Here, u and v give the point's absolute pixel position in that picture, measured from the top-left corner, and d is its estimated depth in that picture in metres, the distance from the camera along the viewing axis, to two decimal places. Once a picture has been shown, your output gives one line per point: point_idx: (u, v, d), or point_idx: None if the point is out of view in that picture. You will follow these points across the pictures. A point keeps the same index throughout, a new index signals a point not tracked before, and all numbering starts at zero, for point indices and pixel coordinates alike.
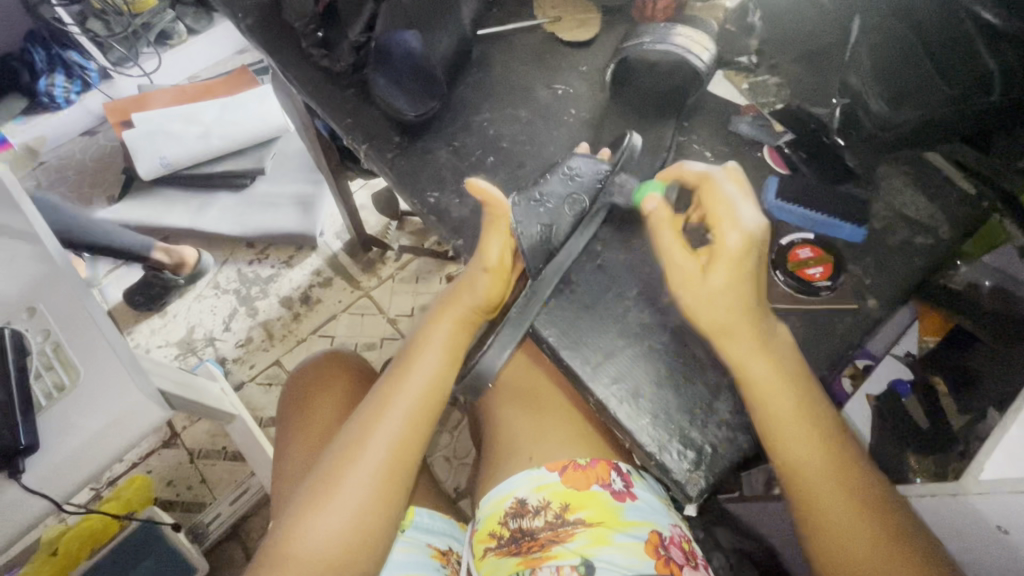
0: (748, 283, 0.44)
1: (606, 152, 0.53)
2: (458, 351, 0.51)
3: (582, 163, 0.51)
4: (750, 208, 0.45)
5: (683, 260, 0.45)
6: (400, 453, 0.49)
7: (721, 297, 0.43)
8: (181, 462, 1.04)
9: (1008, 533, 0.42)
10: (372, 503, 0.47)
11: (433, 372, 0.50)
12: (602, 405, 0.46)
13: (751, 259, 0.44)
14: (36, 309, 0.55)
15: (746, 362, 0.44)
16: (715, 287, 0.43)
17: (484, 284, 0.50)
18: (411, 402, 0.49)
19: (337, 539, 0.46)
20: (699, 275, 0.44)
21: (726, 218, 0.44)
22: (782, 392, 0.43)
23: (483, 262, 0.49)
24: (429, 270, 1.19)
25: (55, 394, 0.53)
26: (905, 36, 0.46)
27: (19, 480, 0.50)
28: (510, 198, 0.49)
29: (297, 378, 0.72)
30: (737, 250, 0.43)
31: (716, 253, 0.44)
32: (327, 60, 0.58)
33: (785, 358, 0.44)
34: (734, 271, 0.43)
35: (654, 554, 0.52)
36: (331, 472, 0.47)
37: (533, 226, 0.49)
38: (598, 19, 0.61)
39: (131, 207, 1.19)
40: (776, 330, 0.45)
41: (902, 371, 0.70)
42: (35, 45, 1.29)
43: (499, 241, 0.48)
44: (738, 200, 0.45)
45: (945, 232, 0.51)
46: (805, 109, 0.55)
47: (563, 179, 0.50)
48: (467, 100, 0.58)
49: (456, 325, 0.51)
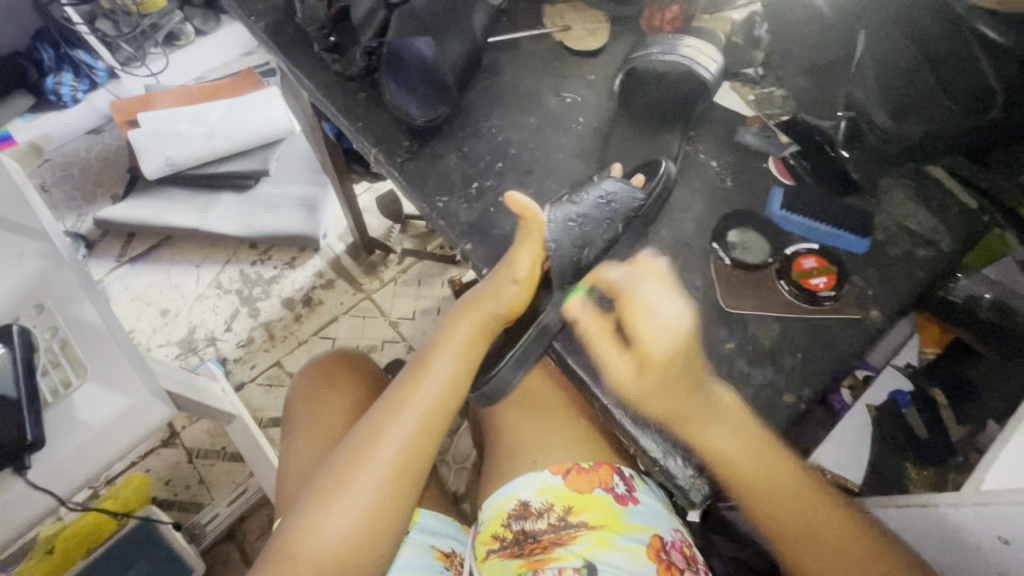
0: (683, 378, 0.45)
1: (640, 179, 0.54)
2: (476, 355, 0.52)
3: (618, 188, 0.52)
4: (667, 308, 0.46)
5: (615, 366, 0.46)
6: (413, 455, 0.49)
7: (651, 399, 0.45)
8: (179, 462, 1.04)
9: (1009, 544, 0.43)
10: (383, 505, 0.48)
11: (449, 377, 0.50)
12: (607, 410, 0.46)
13: (681, 366, 0.45)
14: (44, 305, 0.55)
15: (702, 435, 0.45)
16: (646, 388, 0.45)
17: (511, 294, 0.50)
18: (425, 405, 0.50)
19: (349, 539, 0.46)
20: (635, 375, 0.46)
21: (651, 326, 0.46)
22: (737, 452, 0.45)
23: (512, 273, 0.49)
24: (432, 274, 1.19)
25: (62, 390, 0.53)
26: (909, 52, 0.47)
27: (24, 476, 0.51)
28: (547, 211, 0.50)
29: (306, 377, 0.72)
30: (663, 353, 0.45)
31: (645, 357, 0.45)
32: (339, 64, 0.59)
33: (735, 415, 0.45)
34: (663, 374, 0.45)
35: (656, 558, 0.52)
36: (343, 471, 0.48)
37: (567, 244, 0.50)
38: (607, 28, 0.62)
39: (135, 206, 1.20)
40: (719, 401, 0.45)
41: (900, 381, 0.71)
42: (44, 44, 1.30)
43: (530, 253, 0.49)
44: (660, 302, 0.46)
45: (947, 245, 0.51)
46: (810, 121, 0.56)
47: (599, 202, 0.51)
48: (477, 106, 0.58)
49: (476, 331, 0.51)
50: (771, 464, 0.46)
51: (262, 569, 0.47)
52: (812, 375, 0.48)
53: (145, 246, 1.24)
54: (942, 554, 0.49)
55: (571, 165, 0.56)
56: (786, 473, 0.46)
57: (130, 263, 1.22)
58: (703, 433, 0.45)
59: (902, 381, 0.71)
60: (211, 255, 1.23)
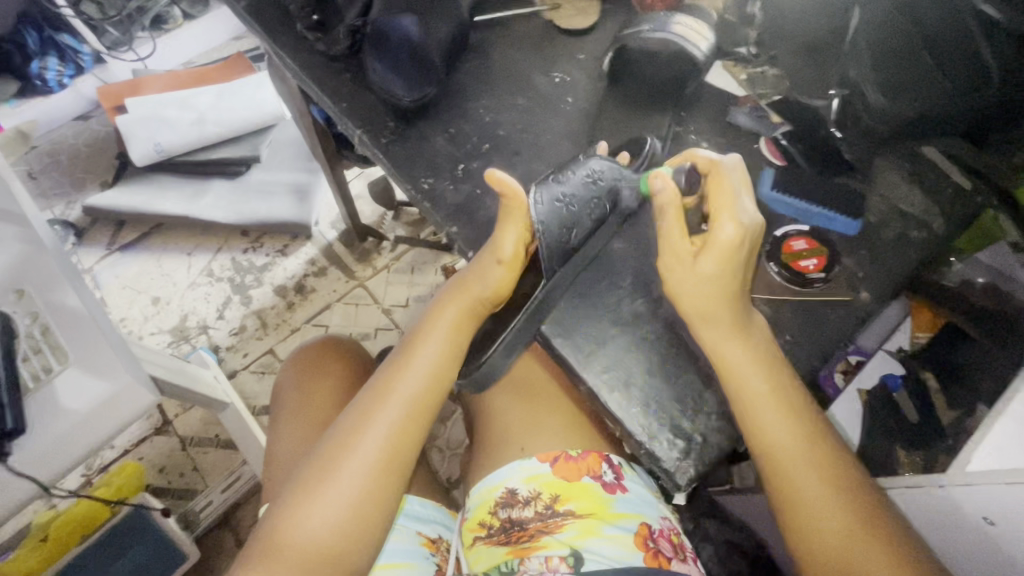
0: (734, 275, 0.44)
1: (625, 157, 0.52)
2: (462, 341, 0.51)
3: (605, 166, 0.50)
4: (749, 200, 0.45)
5: (676, 242, 0.45)
6: (398, 444, 0.48)
7: (704, 287, 0.44)
8: (173, 450, 1.04)
9: (993, 524, 0.43)
10: (368, 494, 0.47)
11: (434, 364, 0.49)
12: (594, 394, 0.46)
13: (740, 258, 0.44)
14: (24, 291, 0.54)
15: (722, 348, 0.45)
16: (704, 273, 0.44)
17: (495, 278, 0.48)
18: (410, 393, 0.49)
19: (334, 529, 0.46)
20: (689, 259, 0.45)
21: (725, 210, 0.44)
22: (754, 370, 0.44)
23: (495, 256, 0.48)
24: (425, 261, 1.18)
25: (44, 376, 0.52)
26: (907, 30, 0.45)
27: (5, 462, 0.50)
28: (532, 194, 0.47)
29: (294, 364, 0.71)
30: (731, 239, 0.44)
31: (710, 243, 0.44)
32: (323, 44, 0.57)
33: (758, 335, 0.46)
34: (723, 259, 0.44)
35: (643, 546, 0.52)
36: (328, 460, 0.47)
37: (555, 226, 0.47)
38: (597, 7, 0.60)
39: (125, 193, 1.19)
40: (753, 317, 0.46)
41: (892, 366, 0.72)
42: (27, 27, 1.28)
43: (515, 233, 0.48)
44: (740, 192, 0.45)
45: (939, 226, 0.51)
46: (802, 100, 0.56)
47: (586, 181, 0.49)
48: (465, 87, 0.57)
49: (460, 317, 0.50)
50: (781, 411, 0.44)
51: (246, 560, 0.46)
52: (800, 359, 0.47)
53: (135, 234, 1.22)
54: (935, 534, 0.49)
55: (560, 146, 0.55)
56: (796, 425, 0.44)
57: (120, 251, 1.21)
58: (723, 347, 0.45)
59: (894, 366, 0.72)
60: (202, 242, 1.21)
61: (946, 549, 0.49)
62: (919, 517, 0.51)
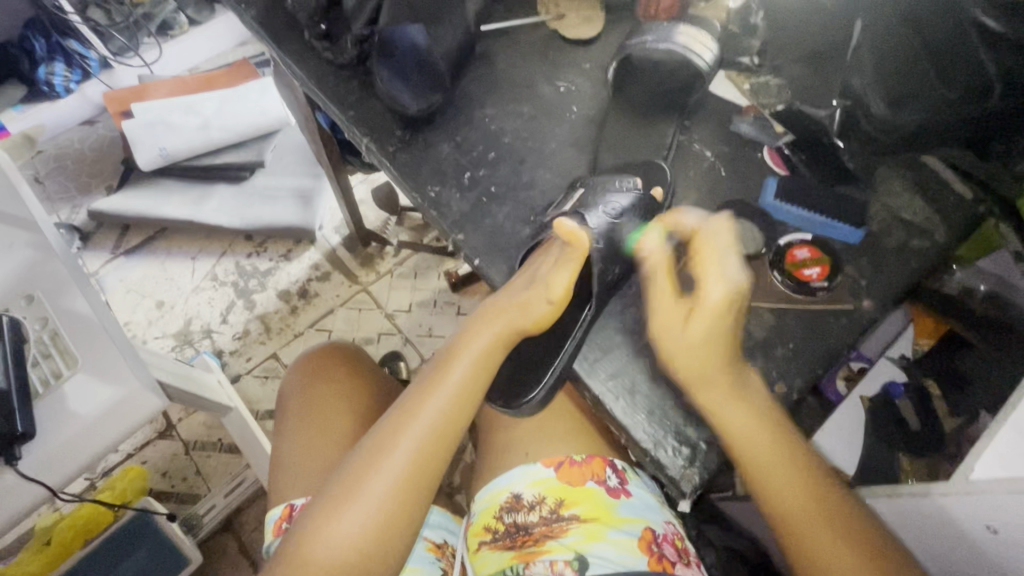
0: (725, 334, 0.44)
1: (659, 191, 0.51)
2: (494, 366, 0.49)
3: (643, 201, 0.50)
4: (735, 261, 0.45)
5: (666, 307, 0.45)
6: (425, 464, 0.47)
7: (693, 352, 0.44)
8: (177, 454, 1.04)
9: (996, 533, 0.43)
10: (393, 513, 0.45)
11: (464, 387, 0.48)
12: (599, 400, 0.47)
13: (729, 316, 0.44)
14: (34, 296, 0.55)
15: (721, 410, 0.44)
16: (692, 338, 0.43)
17: (539, 312, 0.47)
18: (440, 413, 0.47)
19: (357, 549, 0.44)
20: (682, 323, 0.44)
21: (710, 275, 0.44)
22: (754, 431, 0.44)
23: (546, 293, 0.47)
24: (428, 266, 1.19)
25: (53, 381, 0.52)
26: (908, 41, 0.46)
27: (15, 467, 0.50)
28: (590, 221, 0.49)
29: (300, 371, 0.72)
30: (719, 301, 0.43)
31: (697, 305, 0.44)
32: (331, 52, 0.58)
33: (757, 396, 0.45)
34: (711, 322, 0.43)
35: (648, 550, 0.52)
36: (354, 477, 0.46)
37: (611, 266, 0.49)
38: (602, 16, 0.61)
39: (129, 198, 1.19)
40: (748, 379, 0.45)
41: (895, 373, 0.73)
42: (36, 33, 1.29)
43: (568, 274, 0.47)
44: (725, 253, 0.45)
45: (941, 235, 0.51)
46: (805, 110, 0.54)
47: (633, 219, 0.50)
48: (469, 95, 0.58)
49: (497, 340, 0.49)
50: (787, 466, 0.44)
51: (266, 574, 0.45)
52: (803, 367, 0.48)
53: (140, 238, 1.23)
54: (940, 544, 0.50)
55: (564, 155, 0.55)
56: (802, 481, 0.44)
57: (125, 255, 1.22)
58: (721, 409, 0.43)
59: (896, 374, 0.73)
60: (206, 247, 1.22)
61: (944, 553, 0.50)
62: (920, 523, 0.51)
